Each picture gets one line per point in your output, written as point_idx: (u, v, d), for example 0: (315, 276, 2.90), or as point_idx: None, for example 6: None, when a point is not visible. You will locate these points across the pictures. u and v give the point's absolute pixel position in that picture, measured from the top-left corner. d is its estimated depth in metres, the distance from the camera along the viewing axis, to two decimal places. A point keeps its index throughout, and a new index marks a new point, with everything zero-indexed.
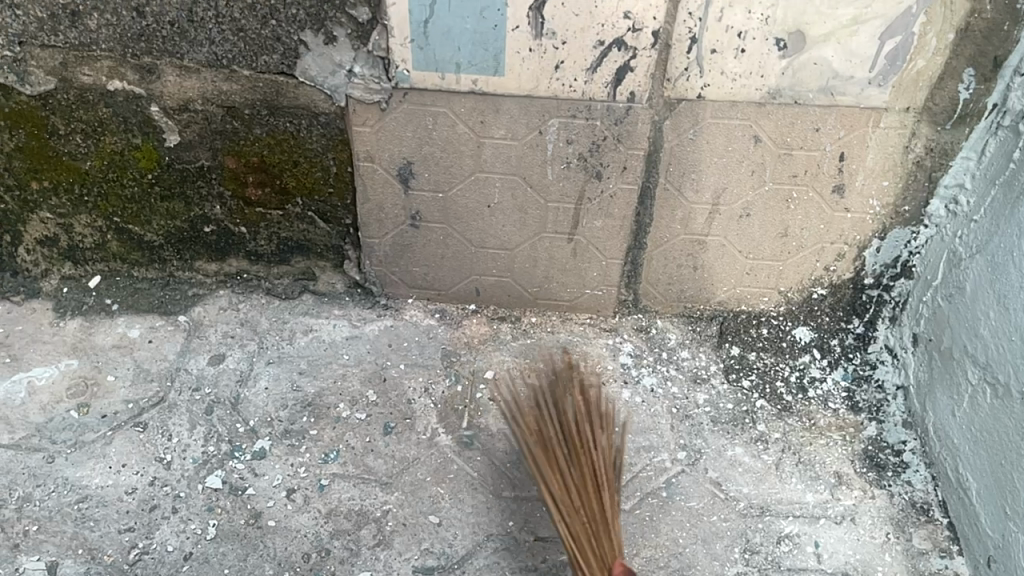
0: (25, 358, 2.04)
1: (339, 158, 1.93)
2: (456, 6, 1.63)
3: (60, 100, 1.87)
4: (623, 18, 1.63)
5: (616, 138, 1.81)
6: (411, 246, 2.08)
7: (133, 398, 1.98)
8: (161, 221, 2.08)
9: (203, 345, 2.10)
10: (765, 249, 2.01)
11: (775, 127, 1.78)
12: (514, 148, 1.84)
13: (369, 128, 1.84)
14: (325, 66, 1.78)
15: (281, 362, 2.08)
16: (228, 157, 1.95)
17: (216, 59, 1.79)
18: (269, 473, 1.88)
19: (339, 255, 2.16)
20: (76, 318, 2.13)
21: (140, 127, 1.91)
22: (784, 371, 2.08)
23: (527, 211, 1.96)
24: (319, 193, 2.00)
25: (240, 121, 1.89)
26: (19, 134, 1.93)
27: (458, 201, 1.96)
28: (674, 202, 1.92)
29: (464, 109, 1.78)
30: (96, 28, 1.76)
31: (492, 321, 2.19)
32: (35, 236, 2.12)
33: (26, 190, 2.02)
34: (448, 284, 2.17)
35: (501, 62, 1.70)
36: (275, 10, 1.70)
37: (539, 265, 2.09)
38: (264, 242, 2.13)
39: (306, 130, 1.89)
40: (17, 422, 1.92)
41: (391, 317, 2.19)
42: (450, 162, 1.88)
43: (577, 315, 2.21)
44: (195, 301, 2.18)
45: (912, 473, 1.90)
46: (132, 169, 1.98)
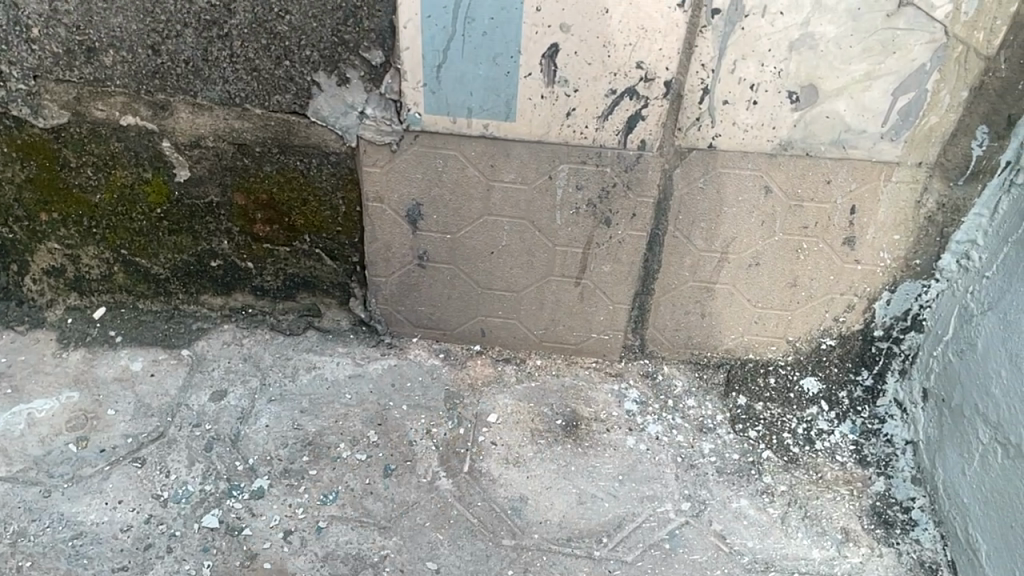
0: (26, 388, 2.03)
1: (348, 197, 1.93)
2: (469, 52, 1.63)
3: (72, 133, 1.88)
4: (636, 67, 1.63)
5: (626, 185, 1.80)
6: (417, 286, 2.07)
7: (133, 432, 1.97)
8: (168, 254, 2.08)
9: (205, 380, 2.09)
10: (774, 298, 1.99)
11: (786, 178, 1.77)
12: (524, 192, 1.83)
13: (379, 169, 1.84)
14: (337, 107, 1.78)
15: (283, 399, 2.07)
16: (237, 194, 1.95)
17: (229, 97, 1.80)
18: (267, 513, 1.85)
19: (345, 292, 2.15)
20: (80, 349, 2.12)
21: (150, 162, 1.92)
22: (791, 423, 2.05)
23: (535, 254, 1.95)
24: (327, 231, 2.00)
25: (251, 159, 1.89)
26: (31, 166, 1.94)
27: (465, 243, 1.95)
28: (683, 249, 1.91)
29: (474, 152, 1.78)
30: (110, 64, 1.77)
31: (496, 363, 2.18)
32: (41, 266, 2.12)
33: (35, 220, 2.03)
34: (453, 324, 2.16)
35: (513, 107, 1.70)
36: (289, 51, 1.71)
37: (545, 309, 2.08)
38: (270, 278, 2.13)
39: (316, 169, 1.89)
40: (15, 454, 1.90)
41: (395, 356, 2.18)
42: (459, 204, 1.88)
43: (582, 359, 2.19)
44: (199, 335, 2.17)
45: (921, 531, 1.86)
46: (141, 203, 1.98)
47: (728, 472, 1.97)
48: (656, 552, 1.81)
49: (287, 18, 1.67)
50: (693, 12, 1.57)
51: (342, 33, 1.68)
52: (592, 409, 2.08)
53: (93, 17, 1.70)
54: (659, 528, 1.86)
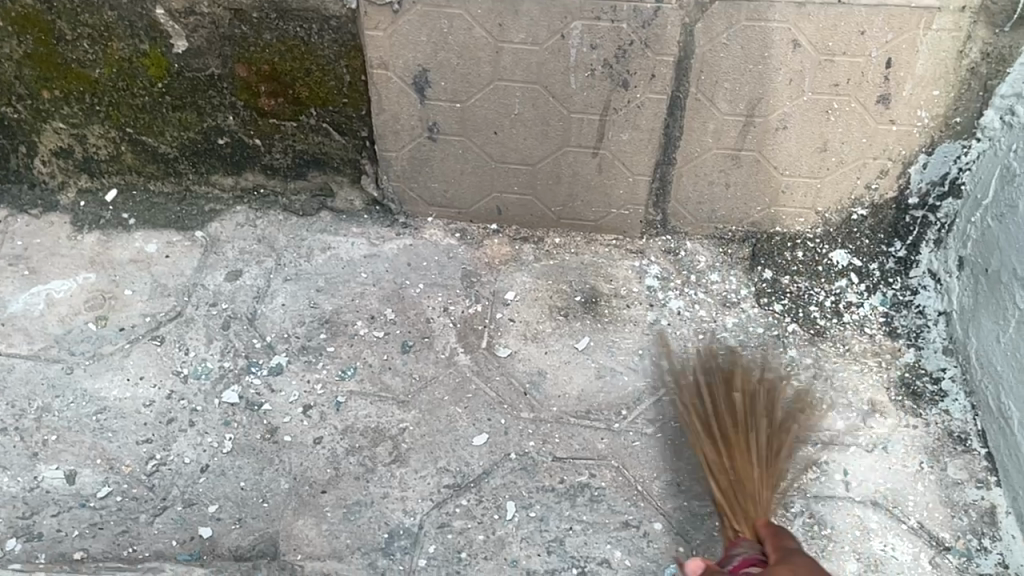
0: (42, 271, 2.02)
1: (352, 66, 1.84)
2: None
3: (64, 3, 1.81)
4: None
5: (644, 43, 1.69)
6: (430, 161, 2.01)
7: (150, 312, 1.96)
8: (174, 132, 2.03)
9: (220, 261, 2.07)
10: (802, 165, 1.89)
11: (815, 30, 1.65)
12: (535, 53, 1.73)
13: (383, 33, 1.75)
14: None
15: (298, 280, 2.05)
16: (238, 65, 1.87)
17: None
18: (286, 388, 1.85)
19: (357, 170, 2.09)
20: (94, 232, 2.10)
21: (147, 32, 1.84)
22: (818, 296, 1.99)
23: (551, 123, 1.87)
24: (333, 103, 1.93)
25: (249, 26, 1.81)
26: (27, 40, 1.88)
27: (477, 112, 1.87)
28: (705, 113, 1.81)
29: (482, 10, 1.68)
30: None
31: (514, 242, 2.12)
32: (49, 147, 2.08)
33: (37, 99, 1.98)
34: (468, 201, 2.09)
35: None
36: None
37: (563, 182, 2.00)
38: (279, 156, 2.07)
39: (317, 35, 1.80)
40: (36, 332, 1.91)
41: (410, 236, 2.13)
42: (469, 69, 1.78)
43: (603, 236, 2.12)
44: (212, 216, 2.14)
45: (951, 402, 1.82)
46: (141, 77, 1.92)
47: (752, 345, 1.93)
48: (676, 424, 1.80)
49: None
50: None
51: None
52: (612, 286, 2.04)
53: None
54: (679, 400, 1.84)
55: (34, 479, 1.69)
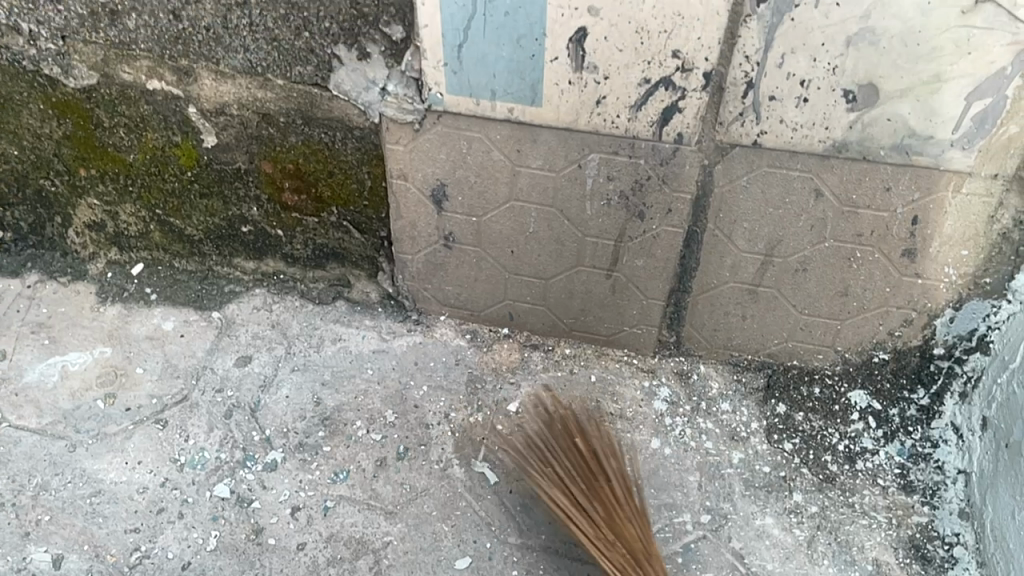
0: (62, 341, 2.08)
1: (374, 173, 1.86)
2: (492, 33, 1.47)
3: (103, 94, 1.83)
4: (672, 56, 1.43)
5: (661, 179, 1.65)
6: (443, 265, 2.00)
7: (158, 394, 2.00)
8: (201, 216, 2.07)
9: (232, 345, 2.09)
10: (822, 306, 1.83)
11: (840, 182, 1.58)
12: (551, 179, 1.71)
13: (402, 147, 1.75)
14: (358, 81, 1.66)
15: (305, 371, 2.06)
16: (264, 163, 1.90)
17: (252, 66, 1.69)
18: (278, 487, 1.85)
19: (374, 265, 2.10)
20: (116, 305, 2.16)
21: (179, 126, 1.87)
22: (832, 438, 1.91)
23: (564, 243, 1.84)
24: (354, 204, 1.95)
25: (276, 129, 1.82)
26: (67, 124, 1.93)
27: (492, 227, 1.86)
28: (723, 249, 1.77)
29: (500, 136, 1.66)
30: (134, 28, 1.68)
31: (523, 348, 2.09)
32: (83, 220, 2.15)
33: (74, 176, 2.05)
34: (480, 305, 2.08)
35: (539, 91, 1.54)
36: (309, 22, 1.58)
37: (575, 298, 1.96)
38: (299, 246, 2.10)
39: (341, 142, 1.81)
40: (46, 406, 1.96)
41: (420, 333, 2.13)
42: (485, 187, 1.77)
43: (614, 351, 2.08)
44: (230, 297, 2.17)
45: (960, 571, 1.72)
46: (173, 165, 1.96)
47: (757, 486, 1.85)
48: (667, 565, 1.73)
49: None
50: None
51: (360, 5, 1.54)
52: (618, 406, 1.99)
53: None
54: (673, 540, 1.77)
55: (22, 560, 1.72)
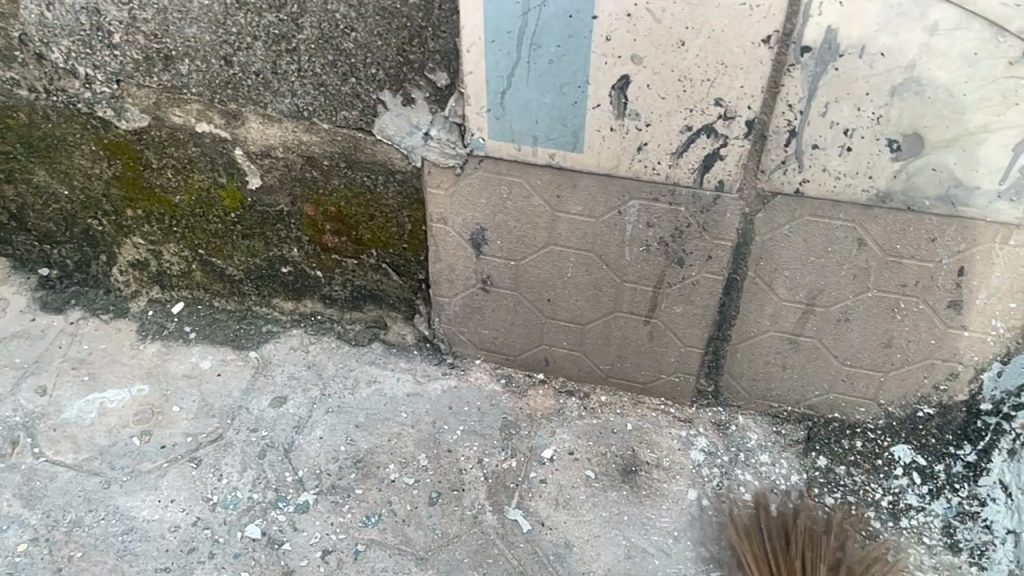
0: (101, 378, 2.11)
1: (414, 216, 1.88)
2: (534, 80, 1.48)
3: (153, 136, 1.88)
4: (714, 104, 1.44)
5: (701, 226, 1.65)
6: (480, 309, 2.00)
7: (193, 432, 2.01)
8: (242, 257, 2.10)
9: (268, 385, 2.10)
10: (865, 358, 1.80)
11: (883, 232, 1.57)
12: (590, 225, 1.72)
13: (443, 192, 1.77)
14: (402, 126, 1.69)
15: (339, 412, 2.06)
16: (306, 205, 1.93)
17: (299, 111, 1.73)
18: (309, 529, 1.84)
19: (410, 308, 2.12)
20: (156, 342, 2.18)
21: (225, 168, 1.90)
22: (875, 493, 1.86)
23: (602, 289, 1.83)
24: (393, 247, 1.97)
25: (319, 172, 1.85)
26: (117, 164, 1.98)
27: (530, 271, 1.86)
28: (763, 297, 1.75)
29: (540, 181, 1.68)
30: (187, 73, 1.72)
31: (558, 394, 2.08)
32: (128, 258, 2.20)
33: (122, 216, 2.10)
34: (516, 350, 2.07)
35: (580, 138, 1.56)
36: (355, 69, 1.61)
37: (611, 344, 1.95)
38: (338, 288, 2.12)
39: (382, 185, 1.84)
40: (83, 442, 1.98)
41: (455, 376, 2.12)
42: (524, 232, 1.78)
43: (650, 399, 2.05)
44: (268, 337, 2.19)
45: None
46: (217, 207, 2.00)
47: None
48: None
49: (353, 36, 1.57)
50: (780, 48, 1.36)
51: (407, 52, 1.56)
52: (654, 455, 1.96)
53: (169, 26, 1.65)
54: None
55: None
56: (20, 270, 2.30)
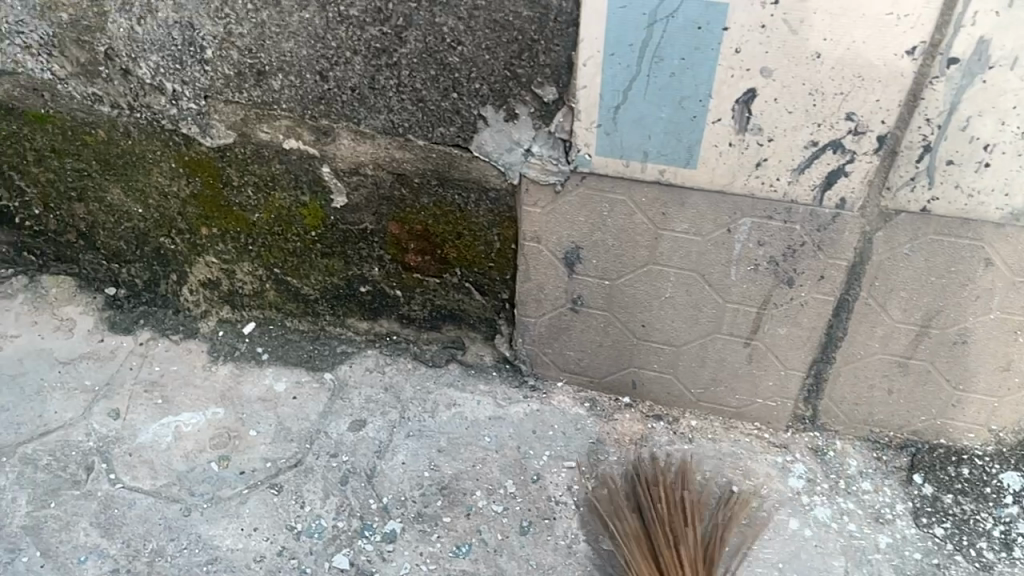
0: (175, 401, 2.05)
1: (504, 234, 1.82)
2: (653, 93, 1.42)
3: (237, 153, 1.83)
4: (846, 119, 1.38)
5: (816, 245, 1.58)
6: (567, 329, 1.92)
7: (272, 457, 1.95)
8: (319, 276, 2.05)
9: (345, 408, 2.04)
10: (980, 380, 1.73)
11: (1013, 251, 1.51)
12: (696, 243, 1.65)
13: (540, 209, 1.71)
14: (501, 142, 1.63)
15: (420, 436, 1.99)
16: (392, 223, 1.88)
17: (393, 127, 1.68)
18: (398, 559, 1.77)
19: (491, 328, 2.05)
20: (228, 364, 2.13)
21: (309, 186, 1.86)
22: (986, 522, 1.78)
23: (702, 309, 1.76)
24: (479, 265, 1.90)
25: (408, 189, 1.80)
26: (197, 182, 1.92)
27: (625, 291, 1.79)
28: (875, 318, 1.68)
29: (645, 198, 1.61)
30: (279, 88, 1.67)
31: (646, 418, 2.00)
32: (199, 278, 2.14)
33: (196, 234, 2.04)
34: (603, 372, 1.99)
35: (694, 154, 1.49)
36: (458, 83, 1.56)
37: (706, 367, 1.88)
38: (417, 308, 2.06)
39: (474, 204, 1.78)
40: (161, 468, 1.92)
41: (538, 400, 2.04)
42: (622, 251, 1.71)
43: (743, 424, 1.98)
44: (342, 358, 2.13)
45: None
46: (297, 225, 1.94)
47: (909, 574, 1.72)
48: None
49: (459, 50, 1.51)
50: (925, 60, 1.30)
51: (515, 67, 1.51)
52: (750, 483, 1.88)
53: (265, 40, 1.61)
54: None
55: None
56: (86, 288, 2.25)
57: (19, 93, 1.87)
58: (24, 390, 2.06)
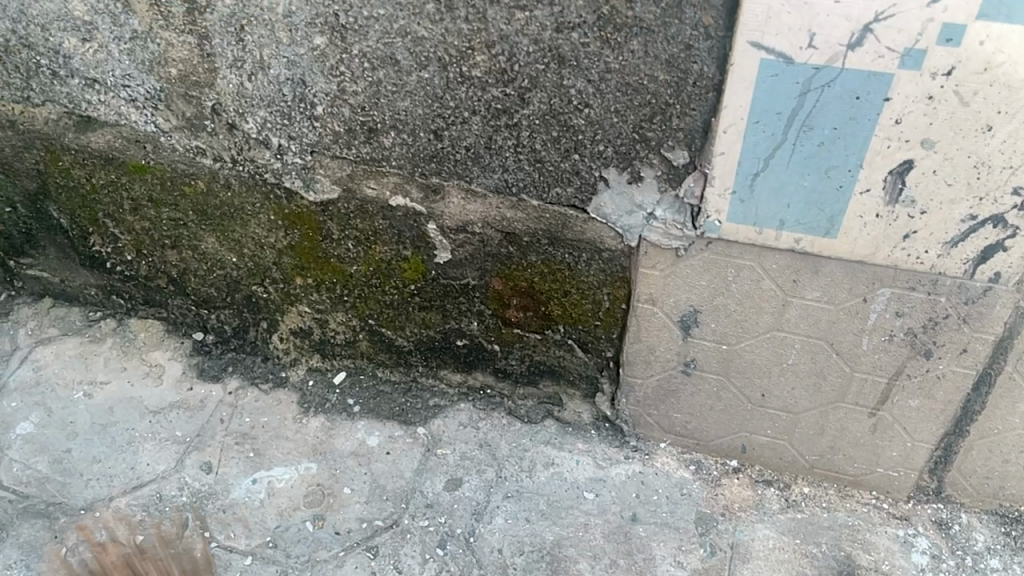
0: (267, 455, 2.01)
1: (615, 294, 1.73)
2: (798, 162, 1.35)
3: (340, 208, 1.78)
4: (1011, 194, 1.29)
5: (961, 319, 1.49)
6: (676, 392, 1.84)
7: (367, 517, 1.89)
8: (414, 328, 2.00)
9: (440, 465, 1.97)
10: None
11: None
12: (827, 312, 1.56)
13: (658, 272, 1.62)
14: (622, 205, 1.56)
15: (519, 498, 1.91)
16: (495, 279, 1.81)
17: (507, 186, 1.62)
18: None
19: (592, 386, 1.98)
20: (319, 416, 2.08)
21: (412, 241, 1.80)
22: None
23: (826, 377, 1.68)
24: (584, 323, 1.82)
25: (516, 248, 1.73)
26: (295, 235, 1.87)
27: (743, 356, 1.70)
28: (1018, 393, 1.60)
29: (776, 266, 1.52)
30: (390, 145, 1.63)
31: (756, 485, 1.90)
32: (290, 325, 2.10)
33: (290, 284, 1.99)
34: (711, 435, 1.91)
35: (836, 224, 1.41)
36: (581, 145, 1.49)
37: (826, 435, 1.79)
38: (515, 362, 2.00)
39: (585, 263, 1.70)
40: (255, 526, 1.88)
41: (640, 461, 1.96)
42: (745, 316, 1.63)
43: (860, 493, 1.87)
44: (435, 412, 2.07)
45: None
46: (396, 278, 1.89)
47: None
48: None
49: (586, 112, 1.44)
50: None
51: (645, 130, 1.43)
52: (871, 558, 1.76)
53: (379, 99, 1.55)
54: None
55: None
56: (174, 333, 2.23)
57: (121, 144, 1.84)
58: (114, 441, 2.03)
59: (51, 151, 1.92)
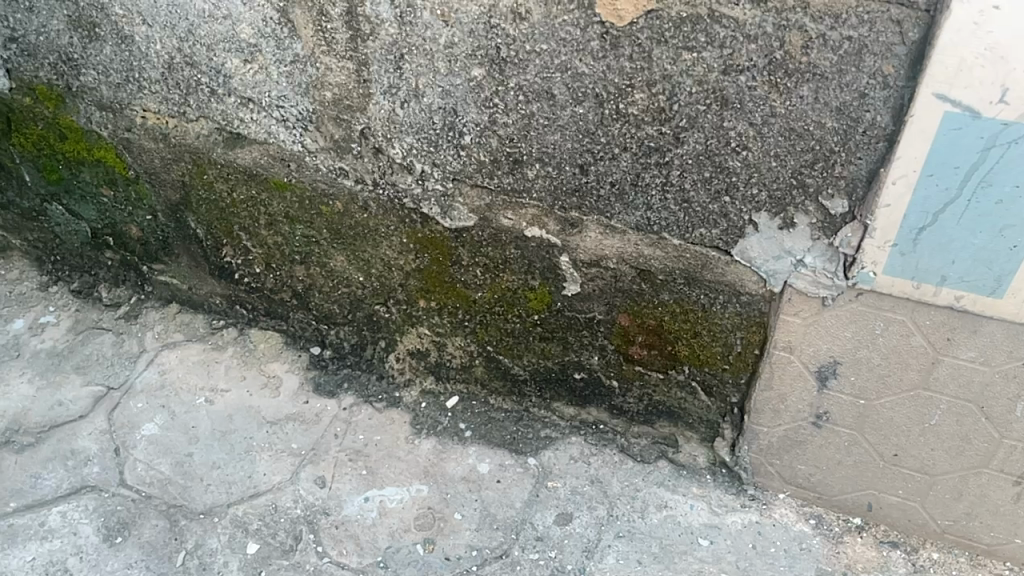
0: (378, 474, 2.02)
1: (748, 338, 1.69)
2: (971, 218, 1.31)
3: (473, 236, 1.80)
4: None
5: None
6: (803, 443, 1.78)
7: (477, 545, 1.88)
8: (533, 358, 1.99)
9: (551, 498, 1.95)
10: None
11: None
12: (981, 373, 1.51)
13: (799, 320, 1.58)
14: (769, 250, 1.53)
15: (632, 538, 1.86)
16: (623, 314, 1.80)
17: (648, 224, 1.61)
18: None
19: (711, 430, 1.94)
20: (431, 438, 2.08)
21: (542, 272, 1.80)
22: None
23: (971, 441, 1.62)
24: (711, 365, 1.79)
25: (649, 285, 1.71)
26: (425, 258, 1.90)
27: (881, 413, 1.64)
28: None
29: (930, 322, 1.47)
30: (533, 177, 1.64)
31: (880, 546, 1.82)
32: (408, 346, 2.12)
33: (413, 306, 2.01)
34: (835, 491, 1.84)
35: (1004, 284, 1.36)
36: (733, 187, 1.48)
37: (963, 500, 1.72)
38: (632, 400, 1.97)
39: (720, 305, 1.67)
40: (366, 544, 1.89)
41: (757, 511, 1.89)
42: (889, 371, 1.57)
43: (993, 563, 1.79)
44: (547, 443, 2.05)
45: None
46: (520, 307, 1.89)
47: None
48: None
49: (743, 155, 1.43)
50: None
51: (804, 176, 1.42)
52: None
53: (530, 132, 1.57)
54: None
55: None
56: (292, 345, 2.28)
57: (266, 161, 1.90)
58: (233, 448, 2.08)
59: (198, 165, 1.99)
